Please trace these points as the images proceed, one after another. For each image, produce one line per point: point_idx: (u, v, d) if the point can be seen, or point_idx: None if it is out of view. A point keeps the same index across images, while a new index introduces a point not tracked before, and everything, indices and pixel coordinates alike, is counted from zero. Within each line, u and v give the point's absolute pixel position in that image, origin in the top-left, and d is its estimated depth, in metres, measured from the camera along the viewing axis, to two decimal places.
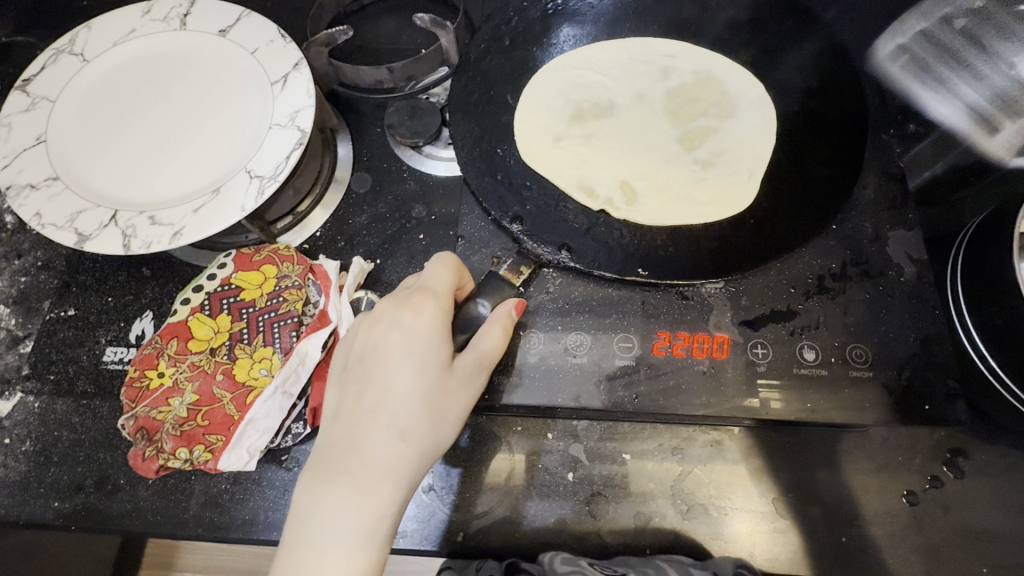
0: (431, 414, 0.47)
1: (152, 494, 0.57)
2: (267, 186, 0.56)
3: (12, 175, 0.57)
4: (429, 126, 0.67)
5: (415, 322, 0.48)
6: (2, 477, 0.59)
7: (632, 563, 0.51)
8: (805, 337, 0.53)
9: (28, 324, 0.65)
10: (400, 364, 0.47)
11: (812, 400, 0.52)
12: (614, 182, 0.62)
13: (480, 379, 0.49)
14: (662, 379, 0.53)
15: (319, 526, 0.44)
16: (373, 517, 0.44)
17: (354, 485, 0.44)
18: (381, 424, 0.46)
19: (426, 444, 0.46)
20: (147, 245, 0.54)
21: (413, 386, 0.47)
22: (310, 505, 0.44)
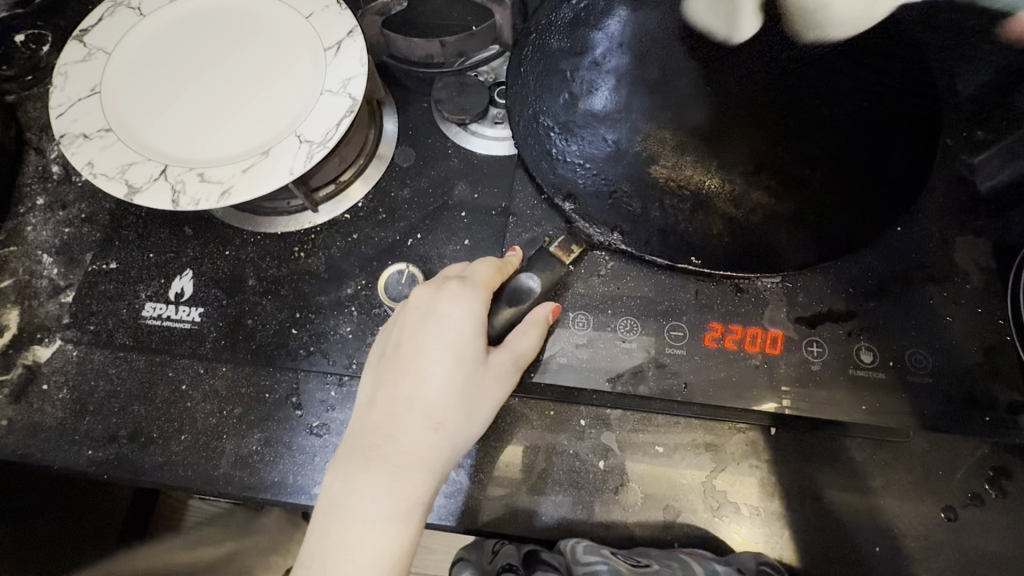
0: (466, 408, 0.46)
1: (185, 449, 0.58)
2: (317, 151, 0.56)
3: (67, 123, 0.58)
4: (477, 104, 0.66)
5: (453, 311, 0.47)
6: (39, 422, 0.60)
7: (654, 555, 0.50)
8: (861, 339, 0.53)
9: (70, 275, 0.66)
10: (436, 354, 0.46)
11: (860, 405, 0.51)
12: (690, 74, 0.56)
13: (515, 376, 0.48)
14: (710, 370, 0.52)
15: (349, 513, 0.44)
16: (408, 506, 0.44)
17: (388, 474, 0.44)
18: (416, 413, 0.45)
19: (458, 438, 0.46)
20: (196, 202, 0.55)
21: (447, 377, 0.46)
22: (341, 490, 0.44)
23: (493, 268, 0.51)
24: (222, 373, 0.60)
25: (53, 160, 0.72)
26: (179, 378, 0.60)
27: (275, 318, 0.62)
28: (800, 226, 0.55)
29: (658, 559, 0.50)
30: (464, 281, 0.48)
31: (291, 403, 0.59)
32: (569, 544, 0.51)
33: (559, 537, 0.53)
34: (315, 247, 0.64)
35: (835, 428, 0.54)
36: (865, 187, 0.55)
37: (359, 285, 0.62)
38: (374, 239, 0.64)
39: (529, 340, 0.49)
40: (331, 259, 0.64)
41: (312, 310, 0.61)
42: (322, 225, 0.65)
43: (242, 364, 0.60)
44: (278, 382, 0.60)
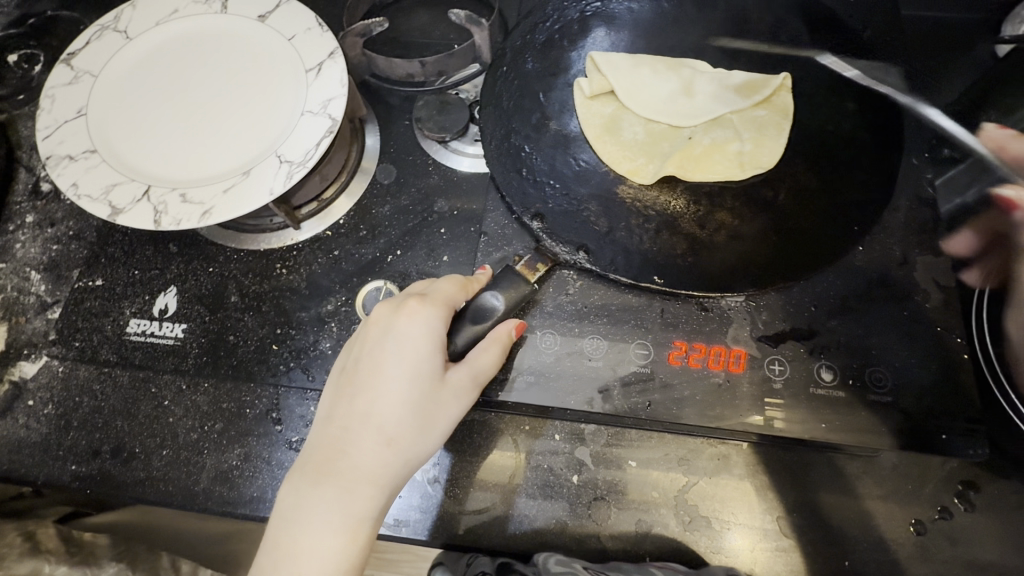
0: (420, 425, 0.47)
1: (165, 464, 0.59)
2: (296, 172, 0.57)
3: (52, 146, 0.59)
4: (457, 121, 0.67)
5: (412, 328, 0.48)
6: (25, 437, 0.61)
7: (625, 568, 0.51)
8: (824, 356, 0.53)
9: (57, 291, 0.67)
10: (392, 371, 0.47)
11: (825, 420, 0.52)
12: (641, 129, 0.67)
13: (473, 392, 0.49)
14: (675, 388, 0.53)
15: (300, 527, 0.45)
16: (358, 520, 0.45)
17: (340, 489, 0.45)
18: (370, 429, 0.46)
19: (411, 454, 0.46)
20: (177, 222, 0.56)
21: (403, 394, 0.47)
22: (294, 503, 0.45)
23: (458, 286, 0.52)
24: (204, 388, 0.61)
25: (44, 178, 0.73)
26: (162, 394, 0.61)
27: (256, 334, 0.63)
28: (760, 243, 0.56)
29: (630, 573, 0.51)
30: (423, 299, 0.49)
31: (271, 418, 0.60)
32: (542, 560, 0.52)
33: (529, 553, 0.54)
34: (296, 263, 0.65)
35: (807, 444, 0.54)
36: (825, 204, 0.57)
37: (339, 301, 0.63)
38: (354, 255, 0.65)
39: (489, 357, 0.50)
40: (312, 275, 0.65)
41: (292, 326, 0.62)
42: (304, 242, 0.66)
43: (223, 380, 0.61)
44: (258, 398, 0.60)
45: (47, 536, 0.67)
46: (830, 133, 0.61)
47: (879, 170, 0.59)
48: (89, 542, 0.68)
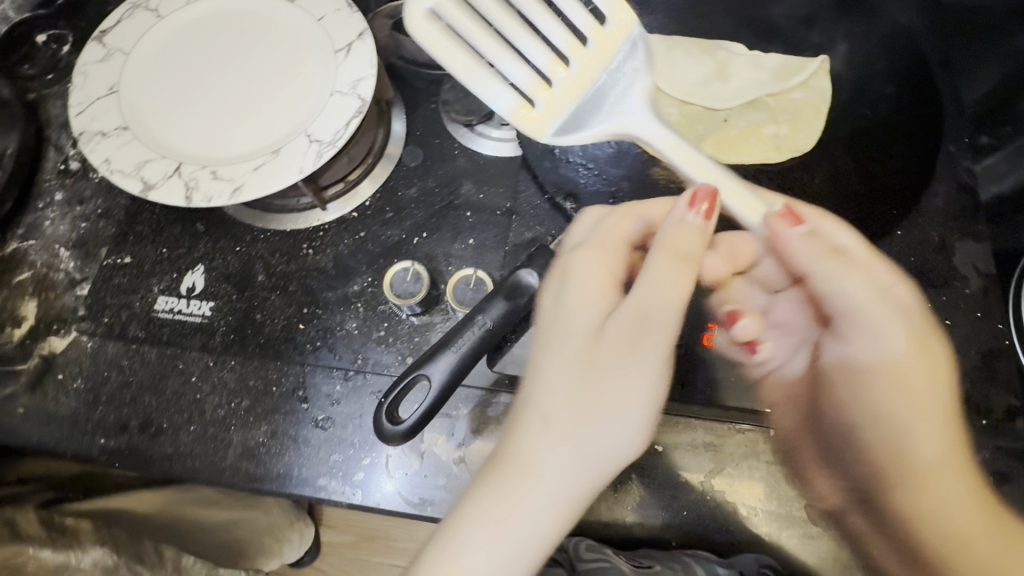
0: (586, 385, 0.42)
1: (193, 440, 0.59)
2: (326, 151, 0.58)
3: (85, 122, 0.60)
4: (484, 105, 0.67)
5: (554, 294, 0.48)
6: (54, 411, 0.62)
7: (660, 559, 0.62)
8: None
9: (86, 268, 0.67)
10: (552, 336, 0.45)
11: None
12: (674, 112, 0.70)
13: (657, 327, 0.42)
14: (708, 369, 0.55)
15: (493, 528, 0.41)
16: (567, 496, 0.41)
17: (525, 473, 0.42)
18: (540, 405, 0.43)
19: (592, 413, 0.42)
20: (208, 199, 0.56)
21: (565, 348, 0.44)
22: (486, 509, 0.41)
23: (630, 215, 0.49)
24: (231, 365, 0.62)
25: (73, 156, 0.74)
26: (190, 370, 0.62)
27: (283, 313, 0.63)
28: None
29: (659, 560, 0.62)
30: (582, 254, 0.48)
31: (297, 397, 0.60)
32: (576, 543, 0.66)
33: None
34: (323, 244, 0.66)
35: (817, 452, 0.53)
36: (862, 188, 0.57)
37: (365, 282, 0.63)
38: (381, 237, 0.65)
39: (684, 280, 0.43)
40: (339, 256, 0.65)
41: (319, 306, 0.63)
42: (331, 222, 0.66)
43: (251, 357, 0.62)
44: (285, 376, 0.61)
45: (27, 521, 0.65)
46: (863, 120, 0.61)
47: (918, 158, 0.57)
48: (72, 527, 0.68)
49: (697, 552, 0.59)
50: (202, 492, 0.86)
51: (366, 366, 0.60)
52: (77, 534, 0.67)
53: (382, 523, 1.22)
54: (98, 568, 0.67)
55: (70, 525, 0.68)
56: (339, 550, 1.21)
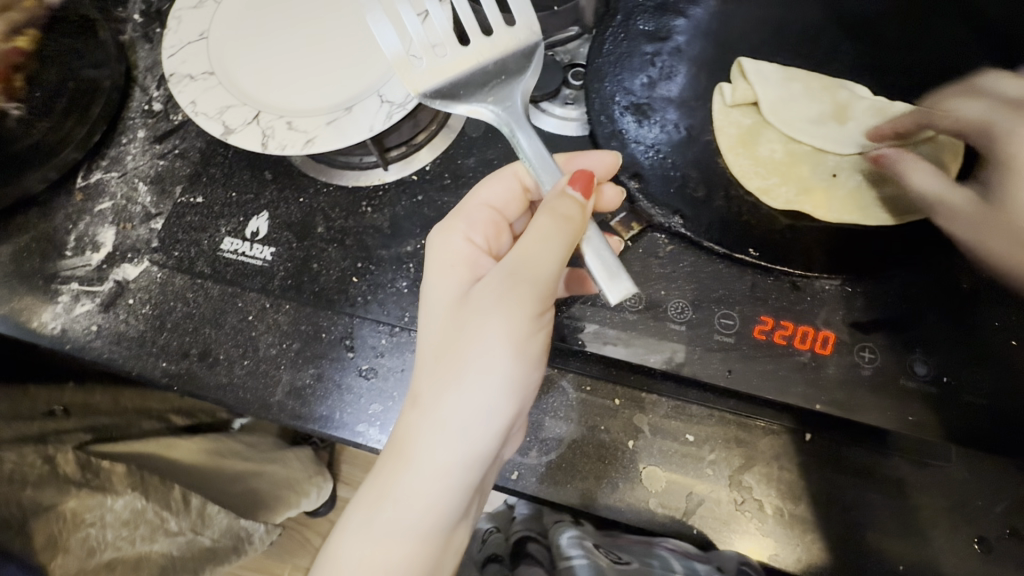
0: (451, 357, 0.45)
1: (246, 374, 0.63)
2: (396, 112, 0.59)
3: (175, 64, 0.63)
4: (549, 82, 0.67)
5: (438, 268, 0.50)
6: (124, 332, 0.66)
7: (636, 552, 0.63)
8: (919, 352, 0.52)
9: (161, 204, 0.72)
10: (436, 304, 0.49)
11: (915, 414, 0.51)
12: (779, 148, 0.66)
13: (527, 284, 0.43)
14: (761, 360, 0.53)
15: (394, 508, 0.44)
16: (450, 467, 0.44)
17: (410, 452, 0.44)
18: (424, 377, 0.46)
19: (475, 377, 0.44)
20: (282, 147, 0.59)
21: (445, 314, 0.47)
22: (381, 494, 0.45)
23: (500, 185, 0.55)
24: (286, 309, 0.65)
25: (156, 99, 0.78)
26: (247, 309, 0.65)
27: (338, 265, 0.66)
28: (845, 236, 0.56)
29: (637, 556, 0.62)
30: (446, 227, 0.53)
31: (344, 345, 0.63)
32: (565, 541, 0.68)
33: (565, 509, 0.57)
34: (381, 204, 0.68)
35: (844, 451, 0.55)
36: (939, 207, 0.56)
37: (418, 244, 0.65)
38: (437, 202, 0.67)
39: (556, 242, 0.43)
40: (395, 217, 0.67)
41: (373, 262, 0.65)
42: (391, 183, 0.68)
43: (304, 305, 0.65)
44: (334, 324, 0.64)
45: (65, 460, 0.71)
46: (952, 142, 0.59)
47: None
48: (105, 469, 0.72)
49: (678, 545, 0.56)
50: (225, 444, 0.93)
51: (411, 325, 0.62)
52: (111, 476, 0.72)
53: None
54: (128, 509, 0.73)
55: (104, 467, 0.72)
56: None
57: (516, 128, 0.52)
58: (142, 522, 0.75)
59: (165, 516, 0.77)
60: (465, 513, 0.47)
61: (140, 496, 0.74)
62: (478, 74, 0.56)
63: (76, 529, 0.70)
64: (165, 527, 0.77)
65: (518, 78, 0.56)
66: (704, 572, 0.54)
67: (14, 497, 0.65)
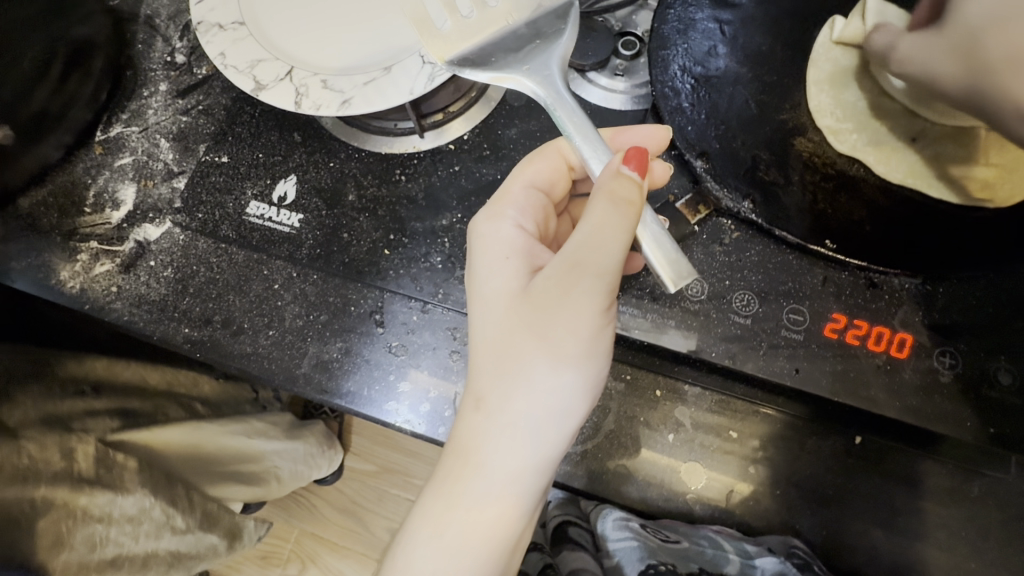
0: (510, 356, 0.42)
1: (271, 344, 0.61)
2: (439, 74, 0.56)
3: (205, 11, 0.59)
4: (600, 50, 0.63)
5: (489, 261, 0.47)
6: (144, 295, 0.64)
7: (681, 531, 0.58)
8: (1004, 359, 0.49)
9: (183, 162, 0.68)
10: (487, 299, 0.45)
11: (998, 426, 0.48)
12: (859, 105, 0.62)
13: (590, 276, 0.40)
14: (831, 361, 0.50)
15: (462, 516, 0.43)
16: (518, 469, 0.42)
17: (475, 456, 0.43)
18: (480, 377, 0.43)
19: (538, 377, 0.42)
20: (317, 107, 0.55)
21: (500, 311, 0.44)
22: (448, 503, 0.43)
23: (540, 164, 0.51)
24: (313, 279, 0.62)
25: (180, 51, 0.73)
26: (273, 277, 0.63)
27: (369, 236, 0.63)
28: (927, 231, 0.52)
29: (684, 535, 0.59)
30: (493, 214, 0.49)
31: (374, 319, 0.60)
32: (611, 523, 0.67)
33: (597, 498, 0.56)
34: (415, 172, 0.64)
35: (894, 457, 0.52)
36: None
37: (454, 218, 0.62)
38: (474, 174, 0.64)
39: (619, 229, 0.39)
40: (430, 187, 0.64)
41: (406, 234, 0.62)
42: (427, 152, 0.65)
43: (333, 275, 0.62)
44: (364, 297, 0.61)
45: (85, 454, 0.68)
46: None
47: None
48: (120, 463, 0.71)
49: (726, 528, 0.54)
50: (242, 421, 0.92)
51: (445, 302, 0.60)
52: (123, 473, 0.71)
53: (404, 459, 1.27)
54: (137, 510, 0.72)
55: (119, 462, 0.71)
56: (359, 476, 1.26)
57: (553, 98, 0.48)
58: (150, 521, 0.74)
59: (172, 514, 0.77)
60: (536, 506, 0.45)
61: (151, 497, 0.74)
62: (509, 37, 0.52)
63: (83, 526, 0.66)
64: (172, 525, 0.77)
65: (554, 41, 0.51)
66: (756, 554, 0.54)
67: (27, 495, 0.62)
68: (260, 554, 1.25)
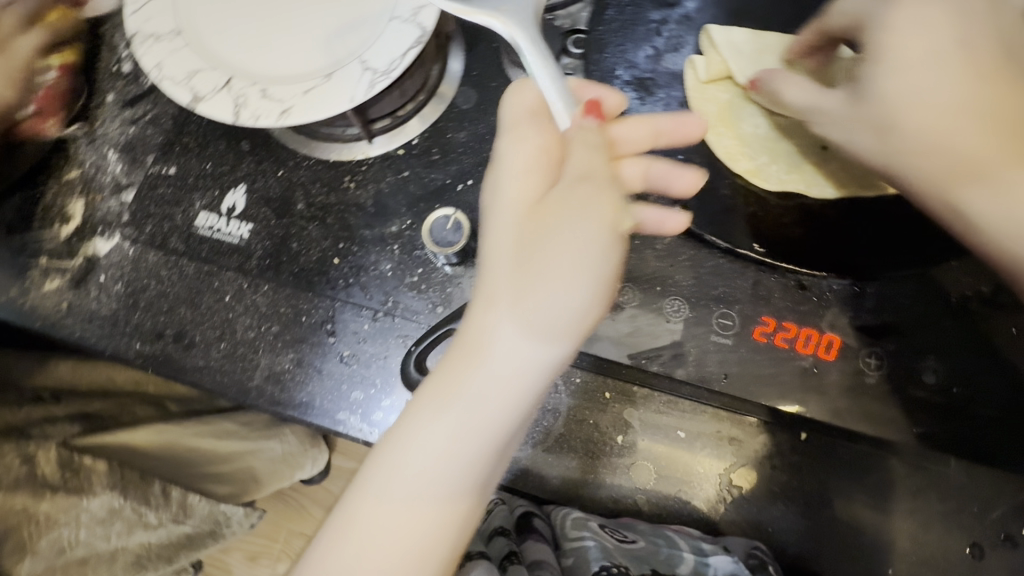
0: (523, 269, 0.40)
1: (223, 356, 0.61)
2: (379, 81, 0.55)
3: (140, 22, 0.58)
4: (548, 49, 0.62)
5: (507, 169, 0.44)
6: (95, 310, 0.63)
7: (642, 530, 0.55)
8: (931, 358, 0.50)
9: (132, 174, 0.68)
10: (503, 209, 0.43)
11: (920, 427, 0.50)
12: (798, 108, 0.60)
13: (583, 197, 0.39)
14: (759, 363, 0.52)
15: (459, 439, 0.41)
16: (523, 391, 0.40)
17: (484, 369, 0.41)
18: (493, 291, 0.41)
19: (545, 294, 0.39)
20: (256, 118, 0.54)
21: (515, 221, 0.42)
22: (445, 424, 0.41)
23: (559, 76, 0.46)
24: (264, 290, 0.62)
25: (126, 58, 0.72)
26: (224, 289, 0.62)
27: (319, 245, 0.62)
28: (858, 231, 0.52)
29: (643, 534, 0.55)
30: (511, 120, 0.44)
31: (325, 329, 0.60)
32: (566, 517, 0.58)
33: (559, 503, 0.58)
34: (365, 179, 0.64)
35: (838, 452, 0.53)
36: None
37: (403, 225, 0.62)
38: (424, 179, 0.63)
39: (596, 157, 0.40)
40: (379, 194, 0.63)
41: (355, 242, 0.62)
42: (376, 158, 0.64)
43: (284, 286, 0.62)
44: (315, 307, 0.61)
45: (47, 459, 0.68)
46: None
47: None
48: (87, 466, 0.69)
49: (684, 527, 0.55)
50: (217, 423, 0.88)
51: (395, 310, 0.60)
52: (91, 476, 0.69)
53: None
54: (103, 509, 0.71)
55: (86, 464, 0.69)
56: (344, 474, 1.27)
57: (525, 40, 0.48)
58: (119, 519, 0.73)
59: (142, 511, 0.74)
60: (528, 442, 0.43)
61: (117, 497, 0.71)
62: None
63: (49, 529, 0.69)
64: (142, 522, 0.75)
65: None
66: (711, 552, 0.53)
67: None
68: (249, 553, 1.26)
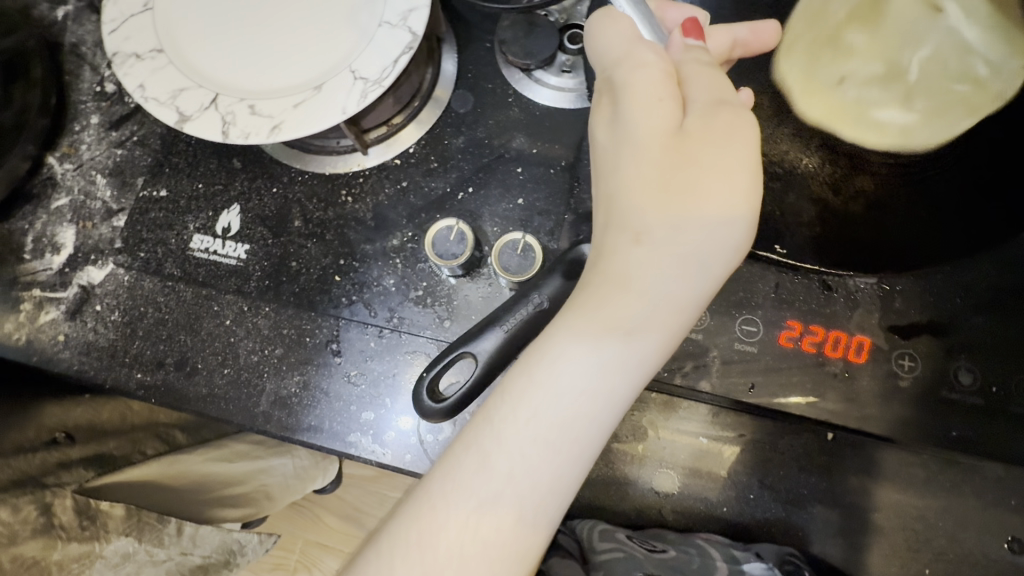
0: (674, 193, 0.36)
1: (226, 383, 0.59)
2: (371, 90, 0.52)
3: (119, 41, 0.56)
4: (546, 48, 0.60)
5: (625, 95, 0.38)
6: (93, 341, 0.62)
7: (669, 539, 0.53)
8: (964, 358, 0.49)
9: (122, 198, 0.66)
10: (619, 139, 0.38)
11: (958, 428, 0.48)
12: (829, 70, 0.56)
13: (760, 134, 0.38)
14: (782, 371, 0.50)
15: (578, 403, 0.34)
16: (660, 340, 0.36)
17: (619, 310, 0.35)
18: (625, 228, 0.36)
19: (712, 235, 0.35)
20: (246, 135, 0.52)
21: (637, 154, 0.37)
22: (567, 384, 0.34)
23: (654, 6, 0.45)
24: (266, 312, 0.60)
25: (108, 78, 0.69)
26: (224, 313, 0.60)
27: (319, 262, 0.60)
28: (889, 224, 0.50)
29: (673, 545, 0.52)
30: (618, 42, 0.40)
31: (331, 349, 0.58)
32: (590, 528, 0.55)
33: (584, 514, 0.56)
34: (362, 192, 0.62)
35: (866, 450, 0.52)
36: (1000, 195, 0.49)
37: (405, 237, 0.60)
38: (424, 189, 0.61)
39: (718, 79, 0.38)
40: (378, 207, 0.61)
41: (357, 258, 0.60)
42: (372, 169, 0.62)
43: (285, 306, 0.60)
44: (319, 327, 0.59)
45: (62, 509, 0.67)
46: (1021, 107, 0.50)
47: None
48: (104, 510, 0.69)
49: (714, 534, 0.53)
50: (230, 446, 0.86)
51: (401, 326, 0.58)
52: (107, 520, 0.69)
53: None
54: (118, 554, 0.71)
55: (103, 509, 0.69)
56: (358, 481, 1.25)
57: None
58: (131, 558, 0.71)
59: (155, 551, 0.73)
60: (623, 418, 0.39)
61: (133, 540, 0.72)
62: None
63: None
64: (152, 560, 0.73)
65: None
66: (745, 559, 0.51)
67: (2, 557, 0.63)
68: (268, 565, 1.25)
